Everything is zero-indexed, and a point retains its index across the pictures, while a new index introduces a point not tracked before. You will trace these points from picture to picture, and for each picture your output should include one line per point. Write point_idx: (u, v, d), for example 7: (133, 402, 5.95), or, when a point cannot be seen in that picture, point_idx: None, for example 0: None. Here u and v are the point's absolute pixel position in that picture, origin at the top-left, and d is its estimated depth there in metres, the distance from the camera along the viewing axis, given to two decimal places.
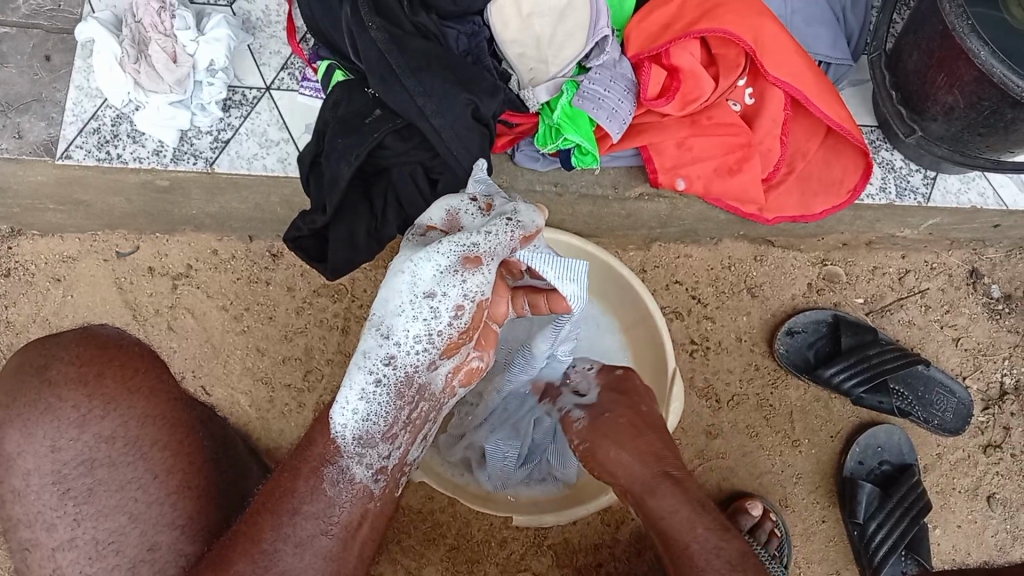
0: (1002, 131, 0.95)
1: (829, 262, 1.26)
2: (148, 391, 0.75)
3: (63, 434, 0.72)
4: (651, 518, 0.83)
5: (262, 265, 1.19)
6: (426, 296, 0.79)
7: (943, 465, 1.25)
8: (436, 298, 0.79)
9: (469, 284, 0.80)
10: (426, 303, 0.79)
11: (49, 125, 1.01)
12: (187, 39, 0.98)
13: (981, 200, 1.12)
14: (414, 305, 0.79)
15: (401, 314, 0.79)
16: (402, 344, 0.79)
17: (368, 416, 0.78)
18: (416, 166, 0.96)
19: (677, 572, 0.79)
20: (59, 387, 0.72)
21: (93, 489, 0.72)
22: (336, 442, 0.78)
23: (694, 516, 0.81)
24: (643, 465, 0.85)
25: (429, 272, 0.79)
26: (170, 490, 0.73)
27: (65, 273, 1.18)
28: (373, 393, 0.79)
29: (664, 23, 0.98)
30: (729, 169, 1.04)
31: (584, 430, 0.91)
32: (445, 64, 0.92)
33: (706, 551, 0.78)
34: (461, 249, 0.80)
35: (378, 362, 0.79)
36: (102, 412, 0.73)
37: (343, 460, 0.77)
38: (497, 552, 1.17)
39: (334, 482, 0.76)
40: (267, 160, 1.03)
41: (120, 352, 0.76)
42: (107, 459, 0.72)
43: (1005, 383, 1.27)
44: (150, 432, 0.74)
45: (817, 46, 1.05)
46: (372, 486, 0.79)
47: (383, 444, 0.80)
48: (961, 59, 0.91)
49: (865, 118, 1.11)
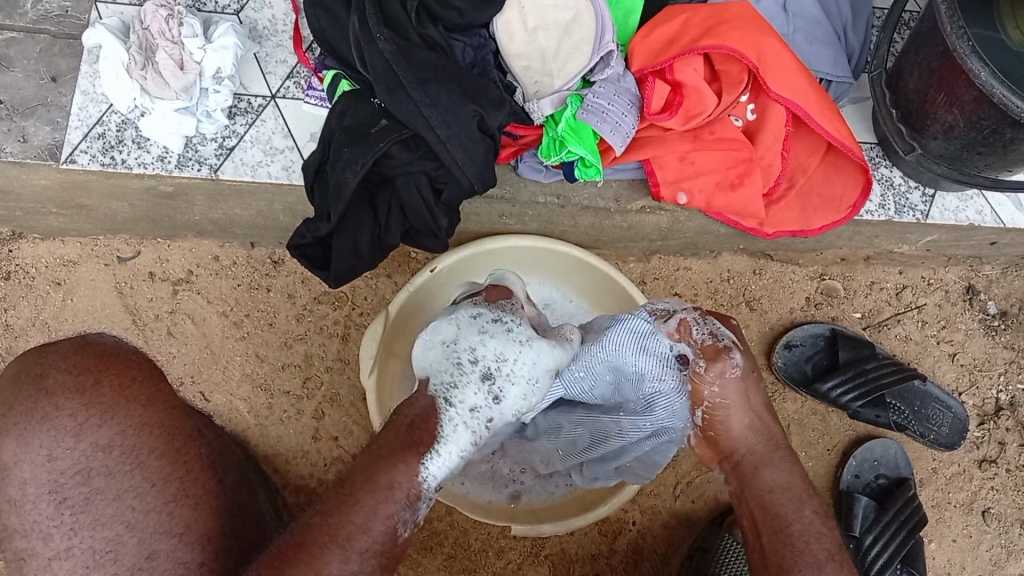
0: (1001, 149, 0.96)
1: (827, 277, 1.27)
2: (145, 400, 0.75)
3: (59, 443, 0.71)
4: (750, 489, 0.81)
5: (263, 272, 1.20)
6: (535, 381, 0.88)
7: (939, 479, 1.26)
8: (538, 387, 0.89)
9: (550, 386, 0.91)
10: (533, 386, 0.88)
11: (54, 129, 1.01)
12: (194, 47, 0.98)
13: (979, 218, 1.13)
14: (527, 382, 0.87)
15: (512, 385, 0.85)
16: (505, 410, 0.84)
17: (457, 467, 0.78)
18: (421, 177, 0.96)
19: (770, 549, 0.77)
20: (57, 396, 0.71)
21: (90, 498, 0.71)
22: (424, 483, 0.74)
23: (801, 497, 0.79)
24: (762, 436, 0.83)
25: (543, 363, 0.90)
26: (167, 499, 0.72)
27: (66, 276, 1.18)
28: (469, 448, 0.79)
29: (668, 39, 0.99)
30: (730, 184, 1.05)
31: (728, 383, 0.82)
32: (454, 76, 0.93)
33: (808, 534, 0.76)
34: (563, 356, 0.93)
35: (483, 418, 0.82)
36: (99, 420, 0.72)
37: (425, 501, 0.74)
38: (494, 561, 1.17)
39: (406, 522, 0.72)
40: (272, 168, 1.04)
41: (118, 361, 0.75)
42: (104, 468, 0.71)
43: (1000, 399, 1.28)
44: (146, 441, 0.73)
45: (819, 64, 1.05)
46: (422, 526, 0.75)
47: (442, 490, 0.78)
48: (962, 79, 0.92)
49: (864, 135, 1.12)
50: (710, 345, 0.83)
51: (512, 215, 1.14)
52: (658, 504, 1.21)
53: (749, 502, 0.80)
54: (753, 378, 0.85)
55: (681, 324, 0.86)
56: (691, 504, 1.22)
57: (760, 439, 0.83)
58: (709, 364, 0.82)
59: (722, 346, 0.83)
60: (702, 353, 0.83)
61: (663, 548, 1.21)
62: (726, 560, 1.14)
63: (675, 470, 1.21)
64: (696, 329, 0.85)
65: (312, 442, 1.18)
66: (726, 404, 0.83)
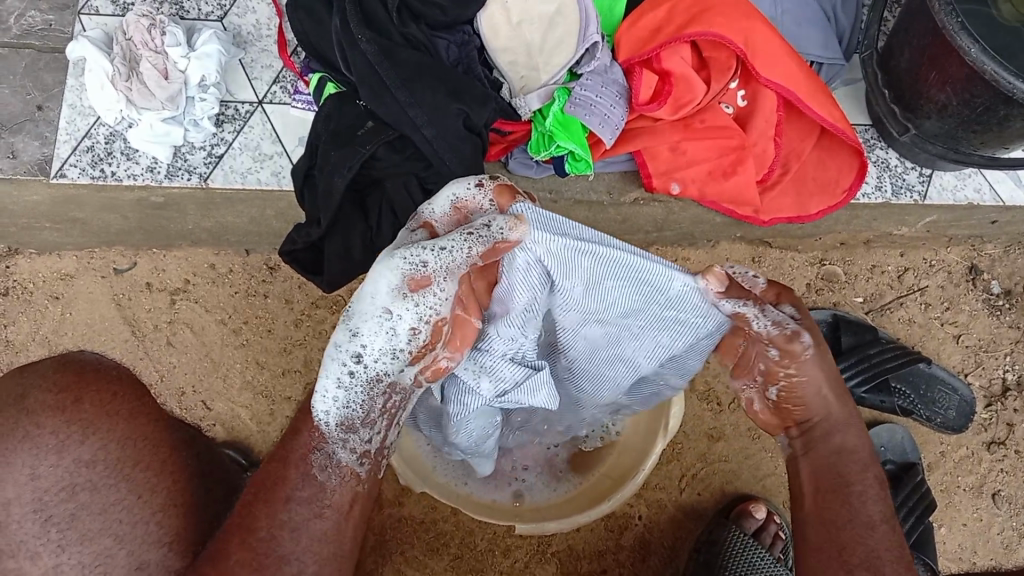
0: (996, 127, 0.94)
1: (827, 262, 1.26)
2: (127, 414, 0.72)
3: (42, 460, 0.67)
4: (814, 453, 0.81)
5: (260, 278, 1.19)
6: (382, 313, 0.69)
7: (947, 462, 1.25)
8: (395, 312, 0.69)
9: (429, 301, 0.69)
10: (383, 319, 0.69)
11: (43, 144, 1.01)
12: (178, 56, 0.98)
13: (977, 196, 1.11)
14: (369, 313, 0.69)
15: (362, 320, 0.69)
16: (366, 350, 0.70)
17: (347, 405, 0.72)
18: (409, 177, 0.96)
19: (819, 509, 0.78)
20: (37, 414, 0.67)
21: (76, 514, 0.68)
22: (319, 428, 0.73)
23: (864, 461, 0.80)
24: (836, 402, 0.82)
25: (386, 287, 0.68)
26: (155, 509, 0.71)
27: (63, 290, 1.17)
28: (350, 386, 0.71)
29: (654, 27, 0.98)
30: (723, 172, 1.03)
31: (806, 364, 0.80)
32: (437, 75, 0.91)
33: (866, 495, 0.77)
34: (409, 268, 0.68)
35: (346, 358, 0.70)
36: (80, 437, 0.69)
37: (327, 444, 0.73)
38: (501, 560, 1.17)
39: (322, 468, 0.72)
40: (261, 174, 1.04)
41: (97, 375, 0.71)
42: (88, 483, 0.68)
43: (1007, 379, 1.27)
44: (131, 454, 0.71)
45: (809, 47, 1.04)
46: (357, 469, 0.74)
47: (364, 429, 0.74)
48: (952, 57, 0.91)
49: (859, 117, 1.11)
50: (778, 331, 0.79)
51: None
52: (663, 498, 1.20)
53: (811, 461, 0.81)
54: (823, 349, 0.82)
55: (738, 313, 0.78)
56: (697, 495, 1.21)
57: (836, 406, 0.82)
58: (778, 348, 0.80)
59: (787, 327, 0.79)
60: (772, 341, 0.80)
61: (670, 542, 1.20)
62: (734, 551, 1.15)
63: (680, 463, 1.21)
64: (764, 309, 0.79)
65: None
66: (806, 386, 0.81)
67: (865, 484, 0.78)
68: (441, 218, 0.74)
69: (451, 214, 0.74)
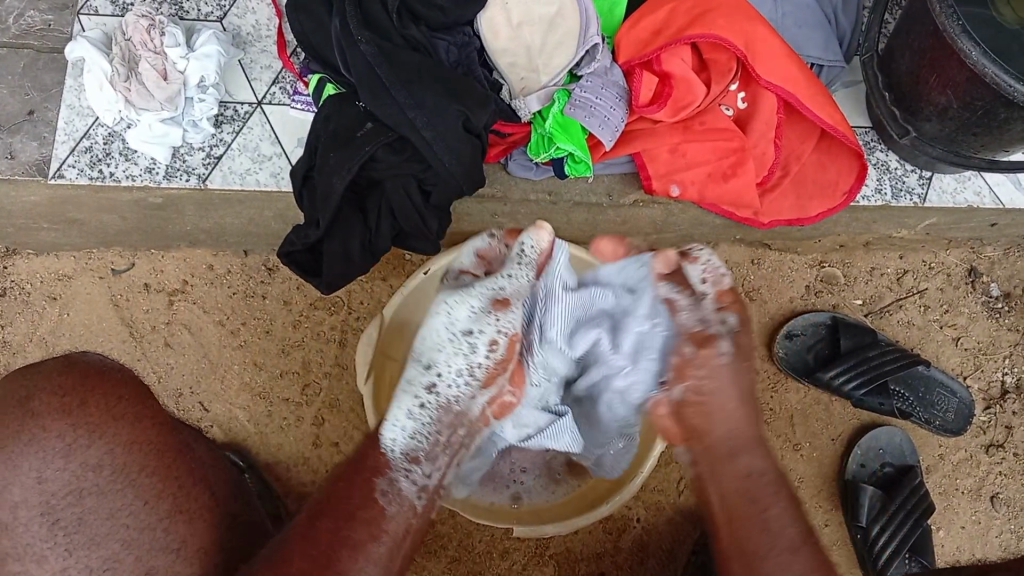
0: (995, 130, 0.94)
1: (826, 264, 1.26)
2: (132, 417, 0.71)
3: (49, 463, 0.67)
4: (717, 477, 0.78)
5: (258, 280, 1.20)
6: (462, 334, 0.79)
7: (946, 465, 1.25)
8: (473, 334, 0.79)
9: (506, 323, 0.79)
10: (462, 338, 0.79)
11: (41, 144, 1.01)
12: (177, 57, 0.98)
13: (977, 199, 1.11)
14: (448, 339, 0.79)
15: (441, 348, 0.79)
16: (444, 376, 0.79)
17: (414, 435, 0.78)
18: (409, 179, 0.95)
19: (734, 535, 0.74)
20: (42, 417, 0.68)
21: (82, 517, 0.67)
22: (386, 455, 0.77)
23: (775, 481, 0.77)
24: (740, 425, 0.80)
25: (464, 313, 0.79)
26: (161, 515, 0.69)
27: (61, 291, 1.17)
28: (422, 415, 0.78)
29: (655, 29, 0.98)
30: (723, 174, 1.03)
31: (716, 369, 0.80)
32: (437, 77, 0.91)
33: (784, 517, 0.74)
34: (491, 291, 0.80)
35: (422, 387, 0.79)
36: (87, 441, 0.68)
37: (393, 471, 0.76)
38: (499, 562, 1.16)
39: (384, 494, 0.74)
40: (260, 175, 1.03)
41: (102, 380, 0.72)
42: (94, 487, 0.68)
43: (1005, 382, 1.27)
44: (137, 458, 0.70)
45: (809, 50, 1.04)
46: (415, 501, 0.75)
47: (427, 464, 0.78)
48: (953, 60, 0.91)
49: (859, 119, 1.10)
50: (698, 329, 0.81)
51: (504, 214, 1.13)
52: (662, 500, 1.20)
53: (714, 488, 0.78)
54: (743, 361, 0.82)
55: (669, 300, 0.83)
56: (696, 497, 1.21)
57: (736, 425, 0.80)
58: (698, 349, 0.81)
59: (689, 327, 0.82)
60: (692, 338, 0.81)
61: (669, 545, 1.19)
62: None
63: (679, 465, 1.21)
64: (692, 297, 0.82)
65: (313, 449, 1.18)
66: (713, 390, 0.80)
67: (779, 506, 0.75)
68: (472, 265, 0.86)
69: (476, 262, 0.86)
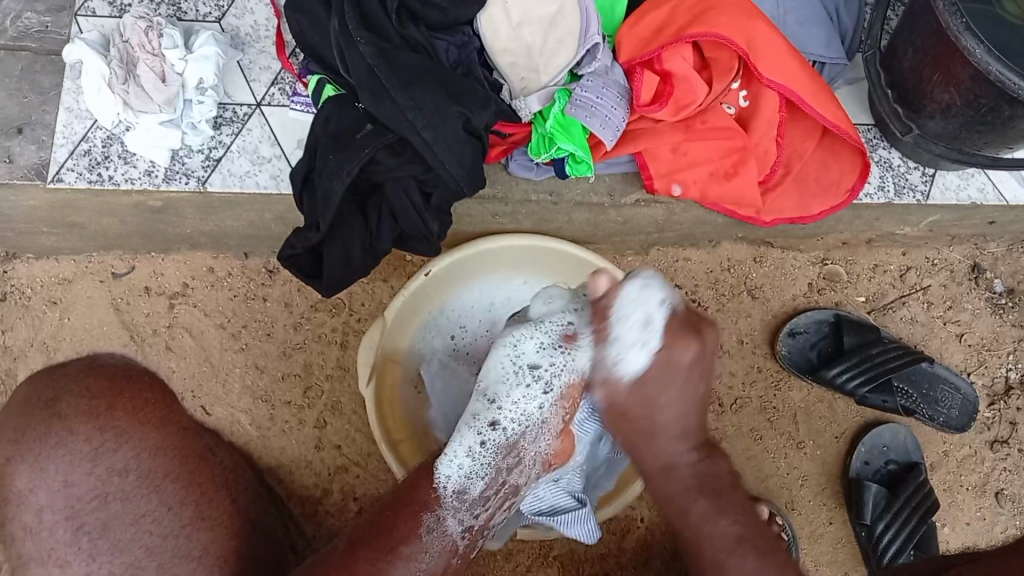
0: (1000, 127, 0.94)
1: (829, 261, 1.26)
2: (159, 423, 0.71)
3: (76, 467, 0.67)
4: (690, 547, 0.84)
5: (259, 282, 1.19)
6: (528, 368, 0.85)
7: (950, 462, 1.24)
8: (537, 370, 0.85)
9: (572, 361, 0.84)
10: (523, 373, 0.85)
11: (40, 148, 1.00)
12: (175, 59, 0.98)
13: (981, 195, 1.11)
14: (514, 373, 0.85)
15: (505, 381, 0.85)
16: (508, 410, 0.85)
17: (469, 473, 0.82)
18: (409, 182, 0.94)
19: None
20: (71, 421, 0.67)
21: (107, 523, 0.67)
22: (438, 491, 0.80)
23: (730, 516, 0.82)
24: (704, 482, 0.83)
25: (531, 347, 0.86)
26: (184, 522, 0.69)
27: (62, 295, 1.17)
28: (477, 451, 0.83)
29: (655, 28, 0.97)
30: (725, 173, 1.03)
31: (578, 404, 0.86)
32: (437, 78, 0.91)
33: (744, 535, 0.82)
34: (558, 329, 0.85)
35: (485, 424, 0.84)
36: (113, 445, 0.68)
37: (441, 511, 0.79)
38: (503, 564, 1.16)
39: (430, 529, 0.77)
40: (260, 178, 1.03)
41: (130, 383, 0.71)
42: (120, 492, 0.68)
43: (1009, 378, 1.26)
44: (162, 464, 0.70)
45: (811, 46, 1.03)
46: (459, 543, 0.80)
47: (475, 506, 0.83)
48: (957, 56, 0.90)
49: (861, 116, 1.10)
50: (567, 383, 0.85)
51: (505, 214, 1.13)
52: None
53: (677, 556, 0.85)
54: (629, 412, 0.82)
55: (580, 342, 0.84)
56: None
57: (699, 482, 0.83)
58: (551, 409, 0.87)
59: (614, 366, 0.79)
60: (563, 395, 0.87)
61: (672, 545, 1.19)
62: None
63: None
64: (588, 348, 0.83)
65: (316, 451, 1.17)
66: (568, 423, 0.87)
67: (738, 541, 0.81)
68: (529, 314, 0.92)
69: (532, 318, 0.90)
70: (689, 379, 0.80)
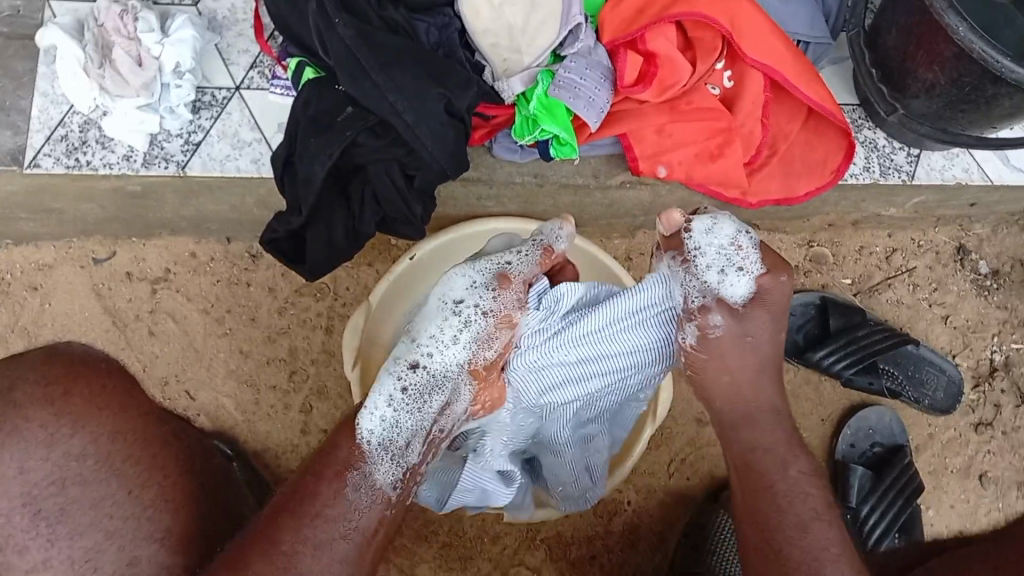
0: (984, 107, 0.93)
1: (815, 244, 1.25)
2: (117, 408, 0.70)
3: (31, 454, 0.65)
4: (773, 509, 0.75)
5: (242, 267, 1.18)
6: (453, 307, 0.83)
7: (935, 443, 1.25)
8: (463, 306, 0.83)
9: (499, 301, 0.83)
10: (450, 315, 0.83)
11: (15, 133, 0.99)
12: (151, 42, 0.96)
13: (966, 176, 1.11)
14: (440, 310, 0.84)
15: (431, 321, 0.83)
16: (429, 349, 0.82)
17: (392, 423, 0.77)
18: (391, 164, 0.93)
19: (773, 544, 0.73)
20: (25, 407, 0.65)
21: (65, 508, 0.66)
22: (361, 446, 0.74)
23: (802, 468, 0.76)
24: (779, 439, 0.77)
25: (462, 285, 0.84)
26: (146, 504, 0.69)
27: (42, 281, 1.16)
28: (400, 400, 0.78)
29: (638, 8, 0.96)
30: (710, 154, 1.02)
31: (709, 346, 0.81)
32: (416, 59, 0.90)
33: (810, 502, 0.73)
34: (495, 268, 0.85)
35: (405, 368, 0.80)
36: (69, 430, 0.67)
37: (365, 466, 0.72)
38: (489, 548, 1.16)
39: (356, 487, 0.71)
40: (240, 162, 1.01)
41: (87, 368, 0.70)
42: (78, 477, 0.66)
43: (994, 359, 1.27)
44: (120, 449, 0.69)
45: (796, 25, 1.02)
46: (390, 493, 0.73)
47: (402, 455, 0.77)
48: (941, 35, 0.90)
49: (846, 96, 1.09)
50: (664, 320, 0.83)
51: (489, 197, 1.12)
52: (653, 482, 1.20)
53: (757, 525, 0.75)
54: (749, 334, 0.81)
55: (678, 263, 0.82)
56: (687, 480, 1.21)
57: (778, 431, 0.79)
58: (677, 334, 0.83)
59: (717, 291, 0.81)
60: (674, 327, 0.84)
61: (659, 527, 1.20)
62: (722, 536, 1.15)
63: (670, 447, 1.21)
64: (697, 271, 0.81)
65: (301, 436, 1.17)
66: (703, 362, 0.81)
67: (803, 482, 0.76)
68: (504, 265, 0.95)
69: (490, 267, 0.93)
70: (758, 313, 0.81)
